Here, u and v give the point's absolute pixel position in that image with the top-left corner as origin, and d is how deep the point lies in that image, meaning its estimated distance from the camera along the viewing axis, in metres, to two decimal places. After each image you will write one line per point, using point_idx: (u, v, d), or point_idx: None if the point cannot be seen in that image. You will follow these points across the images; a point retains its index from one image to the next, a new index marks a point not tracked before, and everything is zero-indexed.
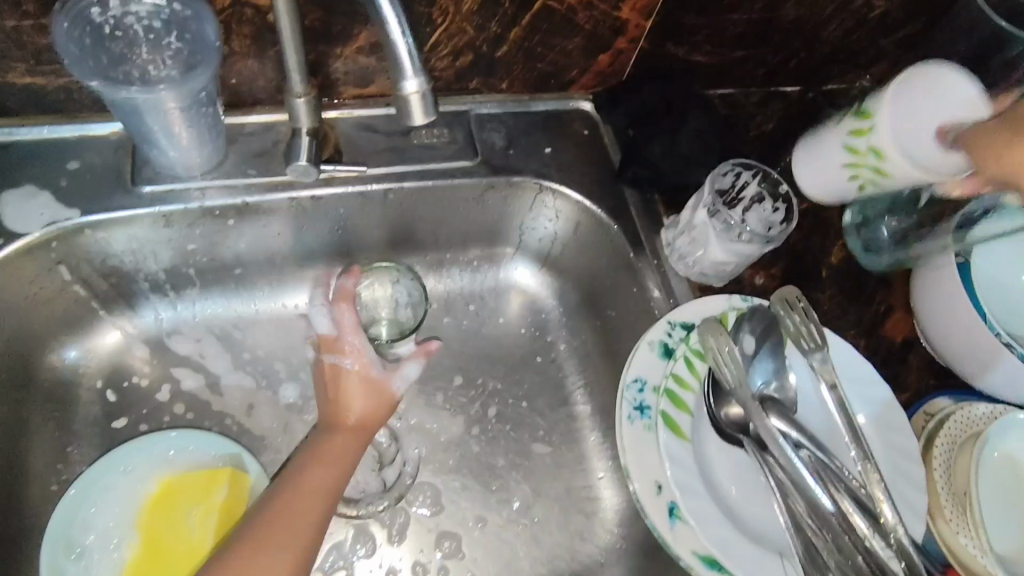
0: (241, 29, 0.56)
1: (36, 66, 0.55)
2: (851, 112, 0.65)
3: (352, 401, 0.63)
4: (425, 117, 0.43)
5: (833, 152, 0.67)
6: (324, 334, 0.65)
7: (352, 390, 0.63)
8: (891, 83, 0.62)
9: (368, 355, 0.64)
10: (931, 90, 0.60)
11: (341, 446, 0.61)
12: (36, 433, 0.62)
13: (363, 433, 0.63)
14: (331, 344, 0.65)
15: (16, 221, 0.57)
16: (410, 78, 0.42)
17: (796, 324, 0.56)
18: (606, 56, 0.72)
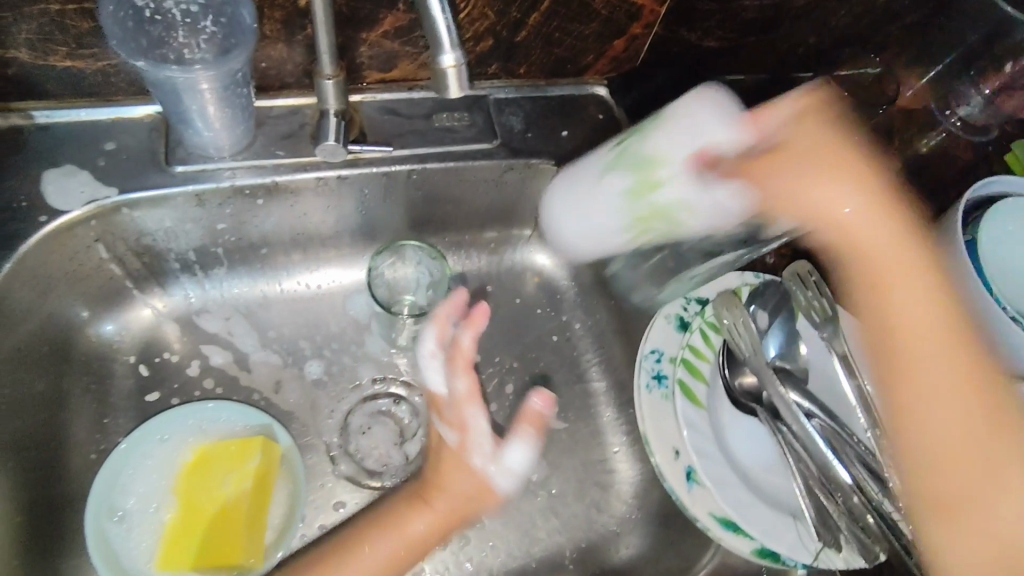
0: (273, 13, 0.58)
1: (76, 50, 0.57)
2: (623, 163, 0.55)
3: (450, 479, 0.61)
4: (461, 90, 0.44)
5: (604, 207, 0.57)
6: (435, 396, 0.63)
7: (453, 471, 0.61)
8: (655, 125, 0.54)
9: (477, 433, 0.61)
10: (694, 125, 0.53)
11: (416, 525, 0.61)
12: (75, 405, 0.64)
13: (457, 516, 0.62)
14: (440, 408, 0.62)
15: (58, 199, 0.59)
16: (448, 52, 0.43)
17: (808, 298, 0.59)
18: (621, 41, 0.74)
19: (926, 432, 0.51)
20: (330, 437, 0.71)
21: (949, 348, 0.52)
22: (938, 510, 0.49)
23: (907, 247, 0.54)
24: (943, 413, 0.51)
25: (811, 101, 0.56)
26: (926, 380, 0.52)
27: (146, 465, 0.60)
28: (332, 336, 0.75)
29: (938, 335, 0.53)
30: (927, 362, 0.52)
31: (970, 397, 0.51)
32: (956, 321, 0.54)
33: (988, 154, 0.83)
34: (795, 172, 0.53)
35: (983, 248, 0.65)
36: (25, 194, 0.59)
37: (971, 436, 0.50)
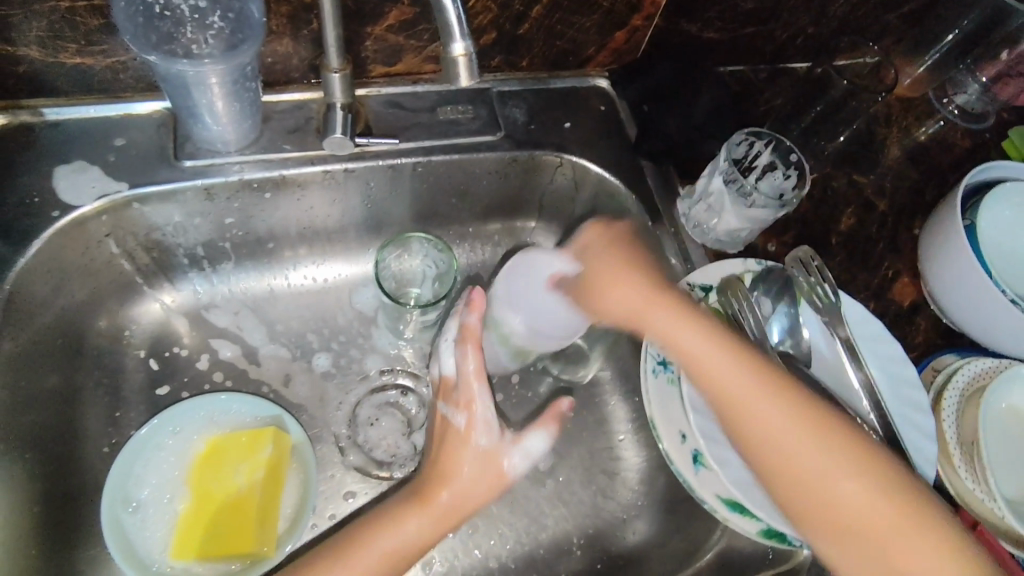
0: (279, 8, 0.59)
1: (86, 47, 0.58)
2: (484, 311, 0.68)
3: (456, 467, 0.60)
4: (471, 79, 0.43)
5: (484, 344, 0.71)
6: (445, 380, 0.64)
7: (457, 460, 0.60)
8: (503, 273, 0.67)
9: (485, 416, 0.61)
10: (527, 278, 0.66)
11: (420, 522, 0.59)
12: (88, 399, 0.65)
13: (454, 510, 0.60)
14: (449, 392, 0.63)
15: (69, 194, 0.60)
16: (458, 40, 0.43)
17: (809, 282, 0.60)
18: (622, 33, 0.76)
19: (809, 492, 0.50)
20: (339, 428, 0.72)
21: (766, 397, 0.53)
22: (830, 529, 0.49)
23: (695, 325, 0.57)
24: (796, 453, 0.51)
25: (602, 230, 0.67)
26: (782, 433, 0.52)
27: (161, 455, 0.61)
28: (340, 329, 0.76)
29: (778, 388, 0.54)
30: (774, 418, 0.52)
31: (833, 438, 0.51)
32: (780, 378, 0.54)
33: (986, 140, 0.85)
34: (616, 277, 0.63)
35: (982, 234, 0.66)
36: (37, 191, 0.60)
37: (842, 473, 0.50)
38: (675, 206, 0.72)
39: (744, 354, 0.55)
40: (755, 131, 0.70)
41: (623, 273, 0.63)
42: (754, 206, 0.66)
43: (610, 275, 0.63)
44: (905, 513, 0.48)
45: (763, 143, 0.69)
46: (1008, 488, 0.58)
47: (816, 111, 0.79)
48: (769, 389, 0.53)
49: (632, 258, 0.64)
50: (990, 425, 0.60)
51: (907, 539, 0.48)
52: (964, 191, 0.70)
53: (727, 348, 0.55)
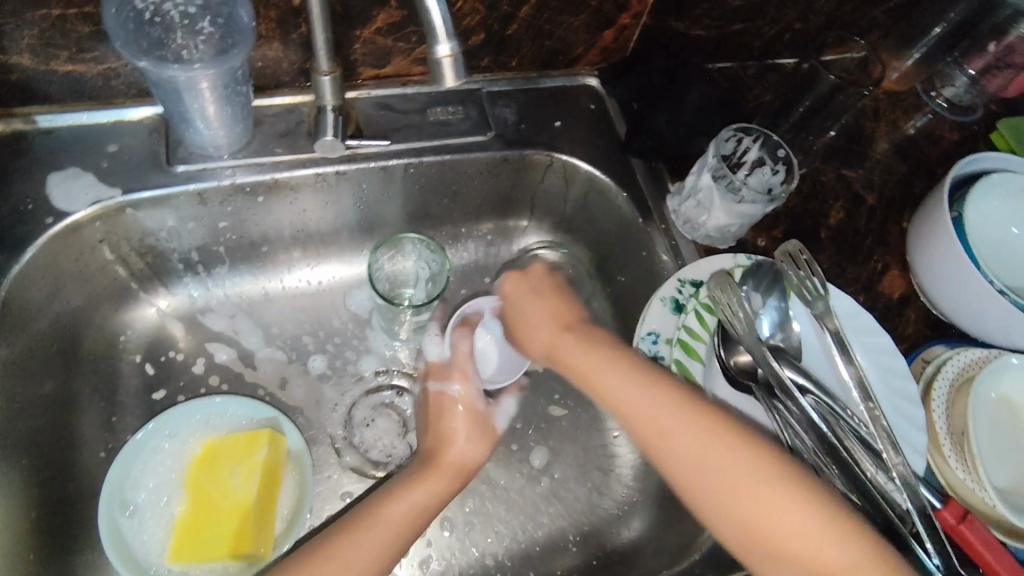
0: (268, 13, 0.59)
1: (77, 54, 0.58)
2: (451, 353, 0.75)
3: (454, 429, 0.66)
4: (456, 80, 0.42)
5: None
6: (434, 362, 0.71)
7: (456, 424, 0.66)
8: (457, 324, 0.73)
9: (474, 387, 0.69)
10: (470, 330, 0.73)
11: (440, 480, 0.62)
12: (84, 405, 0.65)
13: (461, 470, 0.64)
14: (441, 371, 0.69)
15: (62, 201, 0.61)
16: (443, 42, 0.42)
17: (799, 276, 0.60)
18: (611, 32, 0.76)
19: (711, 503, 0.49)
20: (336, 429, 0.72)
21: (670, 411, 0.53)
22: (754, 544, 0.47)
23: (607, 354, 0.59)
24: (702, 463, 0.50)
25: (521, 278, 0.70)
26: (685, 445, 0.51)
27: (160, 458, 0.62)
28: (335, 332, 0.76)
29: (681, 402, 0.53)
30: (680, 430, 0.51)
31: (737, 444, 0.50)
32: (686, 392, 0.54)
33: (975, 133, 0.86)
34: (540, 320, 0.67)
35: (970, 225, 0.67)
36: (30, 198, 0.60)
37: (744, 480, 0.48)
38: (665, 202, 0.73)
39: (651, 375, 0.56)
40: (744, 127, 0.69)
41: (542, 317, 0.67)
42: (743, 201, 0.66)
43: (529, 318, 0.68)
44: (808, 515, 0.46)
45: (752, 138, 0.69)
46: (998, 477, 0.59)
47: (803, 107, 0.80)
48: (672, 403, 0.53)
49: (558, 302, 0.68)
50: (980, 414, 0.61)
51: (821, 545, 0.45)
52: (952, 183, 0.71)
53: (638, 373, 0.56)
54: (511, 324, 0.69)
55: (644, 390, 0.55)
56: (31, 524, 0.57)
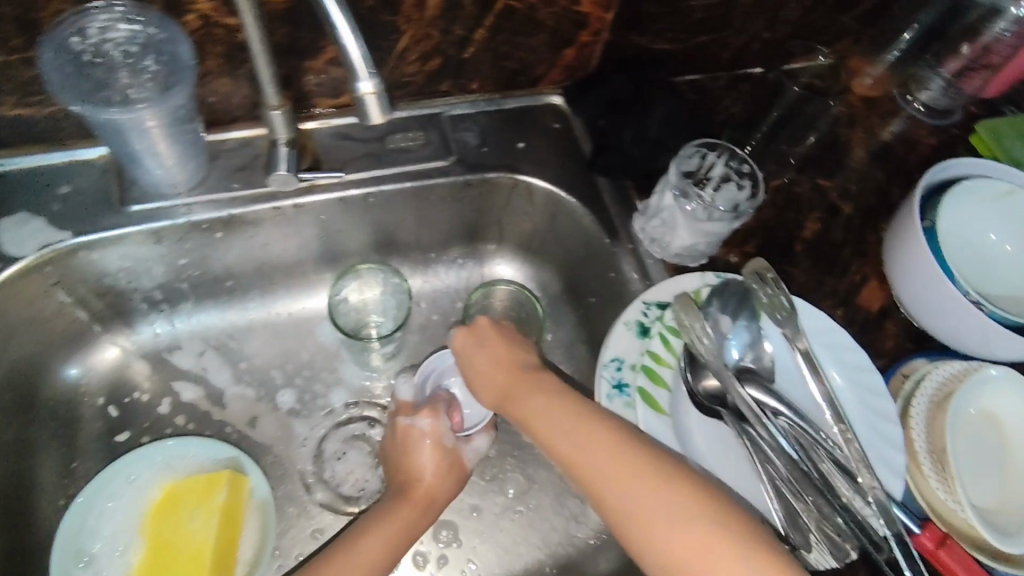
0: (214, 48, 0.59)
1: (24, 98, 0.58)
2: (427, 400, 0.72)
3: (421, 467, 0.64)
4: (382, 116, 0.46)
5: None
6: (403, 401, 0.68)
7: (425, 457, 0.64)
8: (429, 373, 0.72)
9: (443, 424, 0.66)
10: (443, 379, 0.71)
11: (411, 512, 0.61)
12: (43, 451, 0.64)
13: (430, 503, 0.63)
14: (410, 408, 0.67)
15: (12, 246, 0.60)
16: (365, 80, 0.45)
17: (769, 296, 0.58)
18: (571, 50, 0.74)
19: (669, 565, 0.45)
20: (304, 465, 0.71)
21: (616, 470, 0.49)
22: None
23: (555, 404, 0.56)
24: (651, 530, 0.46)
25: (468, 330, 0.66)
26: (633, 508, 0.48)
27: (117, 504, 0.61)
28: (303, 365, 0.75)
29: (628, 460, 0.50)
30: (623, 489, 0.49)
31: (684, 500, 0.47)
32: (633, 447, 0.50)
33: (953, 136, 0.82)
34: (488, 371, 0.63)
35: (942, 235, 0.65)
36: None
37: (695, 542, 0.45)
38: (631, 224, 0.71)
39: (595, 426, 0.52)
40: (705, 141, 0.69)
41: (493, 367, 0.63)
42: (708, 218, 0.65)
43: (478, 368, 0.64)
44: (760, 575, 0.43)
45: (714, 153, 0.69)
46: (978, 497, 0.56)
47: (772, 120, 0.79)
48: (618, 463, 0.50)
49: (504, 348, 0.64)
50: (958, 432, 0.58)
51: None
52: (924, 191, 0.69)
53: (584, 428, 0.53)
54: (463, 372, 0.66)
55: (591, 450, 0.51)
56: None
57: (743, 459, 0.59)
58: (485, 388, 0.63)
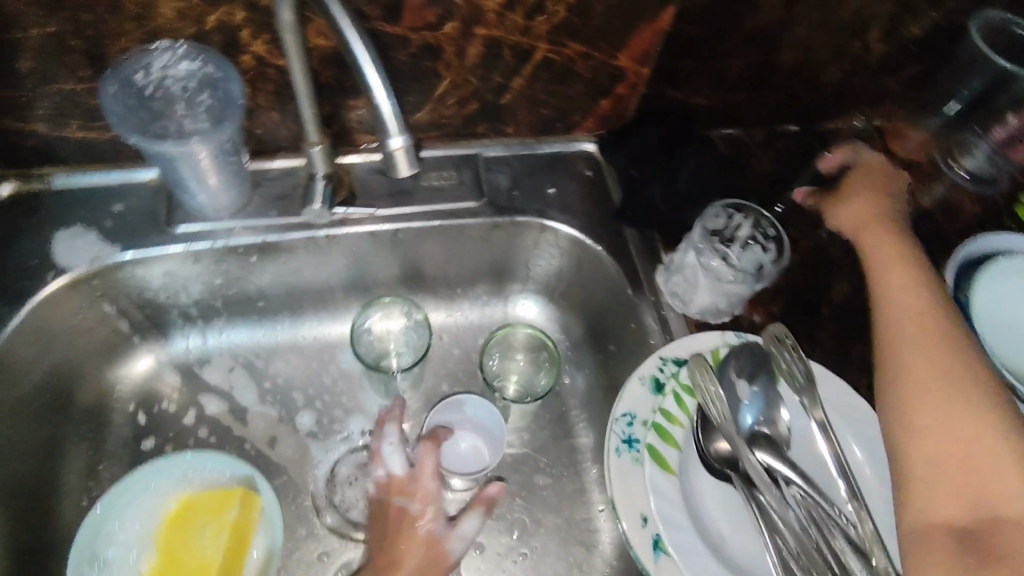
0: (264, 85, 0.63)
1: (89, 122, 0.63)
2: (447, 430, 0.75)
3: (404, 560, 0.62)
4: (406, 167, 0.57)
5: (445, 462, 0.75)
6: (393, 476, 0.67)
7: (411, 547, 0.63)
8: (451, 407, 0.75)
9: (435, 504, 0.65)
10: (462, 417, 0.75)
11: None
12: (73, 451, 0.67)
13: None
14: (401, 487, 0.66)
15: (65, 257, 0.64)
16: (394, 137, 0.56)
17: (788, 361, 0.56)
18: (607, 101, 0.76)
19: (917, 435, 0.49)
20: (316, 489, 0.72)
21: (922, 318, 0.56)
22: (924, 488, 0.47)
23: (906, 283, 0.60)
24: (904, 332, 0.55)
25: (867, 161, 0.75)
26: (911, 335, 0.54)
27: (133, 509, 0.63)
28: (325, 388, 0.77)
29: (926, 319, 0.56)
30: (925, 366, 0.52)
31: (974, 409, 0.48)
32: (953, 352, 0.52)
33: (996, 205, 0.80)
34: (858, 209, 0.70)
35: (977, 310, 0.64)
36: (36, 253, 0.64)
37: (966, 437, 0.47)
38: (654, 277, 0.72)
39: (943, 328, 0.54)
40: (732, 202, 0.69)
41: (865, 194, 0.71)
42: (732, 280, 0.67)
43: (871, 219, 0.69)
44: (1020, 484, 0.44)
45: (741, 214, 0.69)
46: None
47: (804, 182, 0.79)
48: (926, 308, 0.57)
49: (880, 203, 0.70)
50: None
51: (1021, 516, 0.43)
52: (961, 263, 0.67)
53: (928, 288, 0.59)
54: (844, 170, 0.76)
55: (919, 305, 0.57)
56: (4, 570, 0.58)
57: (751, 528, 0.57)
58: (857, 190, 0.71)
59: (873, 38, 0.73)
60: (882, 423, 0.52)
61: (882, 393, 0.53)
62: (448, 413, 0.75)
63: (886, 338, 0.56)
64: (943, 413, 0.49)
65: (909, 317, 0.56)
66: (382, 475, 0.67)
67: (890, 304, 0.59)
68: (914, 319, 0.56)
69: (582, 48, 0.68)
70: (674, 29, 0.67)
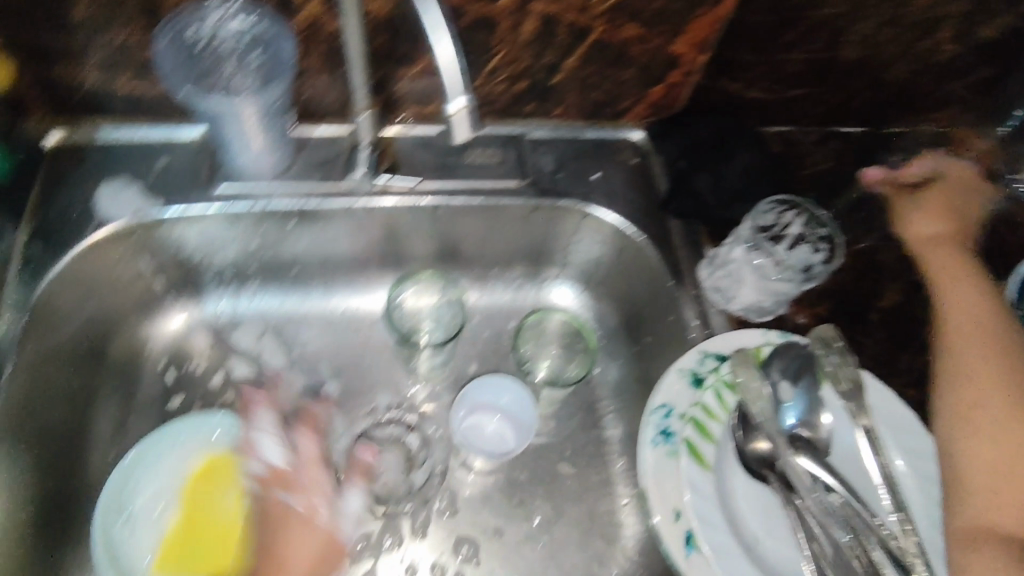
0: (315, 48, 0.61)
1: (139, 75, 0.62)
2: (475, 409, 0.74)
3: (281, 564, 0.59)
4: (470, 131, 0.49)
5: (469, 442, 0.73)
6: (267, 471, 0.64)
7: (291, 543, 0.60)
8: (481, 387, 0.74)
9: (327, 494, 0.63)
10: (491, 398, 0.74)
11: None
12: (102, 404, 0.67)
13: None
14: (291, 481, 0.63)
15: (109, 208, 0.64)
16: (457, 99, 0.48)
17: (835, 366, 0.54)
18: (659, 88, 0.74)
19: (979, 431, 0.51)
20: (340, 460, 0.72)
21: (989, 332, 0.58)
22: (972, 481, 0.49)
23: (975, 293, 0.62)
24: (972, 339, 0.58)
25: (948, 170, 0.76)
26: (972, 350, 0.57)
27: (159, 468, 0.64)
28: (353, 361, 0.76)
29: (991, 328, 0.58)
30: (990, 371, 0.54)
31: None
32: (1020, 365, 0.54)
33: None
34: (930, 217, 0.71)
35: None
36: (79, 205, 0.64)
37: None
38: (697, 271, 0.70)
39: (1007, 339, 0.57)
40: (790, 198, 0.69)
41: (941, 204, 0.72)
42: (779, 277, 0.67)
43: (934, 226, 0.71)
44: None
45: (794, 211, 0.69)
46: None
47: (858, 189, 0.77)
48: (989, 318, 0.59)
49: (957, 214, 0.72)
50: None
51: None
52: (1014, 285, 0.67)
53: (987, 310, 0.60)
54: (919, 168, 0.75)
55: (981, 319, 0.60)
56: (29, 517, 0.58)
57: (785, 531, 0.55)
58: (930, 198, 0.73)
59: (944, 38, 0.70)
60: (942, 429, 0.54)
61: (942, 397, 0.55)
62: (478, 393, 0.74)
63: (952, 341, 0.59)
64: (1004, 415, 0.51)
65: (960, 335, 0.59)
66: (261, 471, 0.64)
67: (956, 310, 0.61)
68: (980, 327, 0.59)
69: (640, 31, 0.66)
70: (736, 17, 0.65)
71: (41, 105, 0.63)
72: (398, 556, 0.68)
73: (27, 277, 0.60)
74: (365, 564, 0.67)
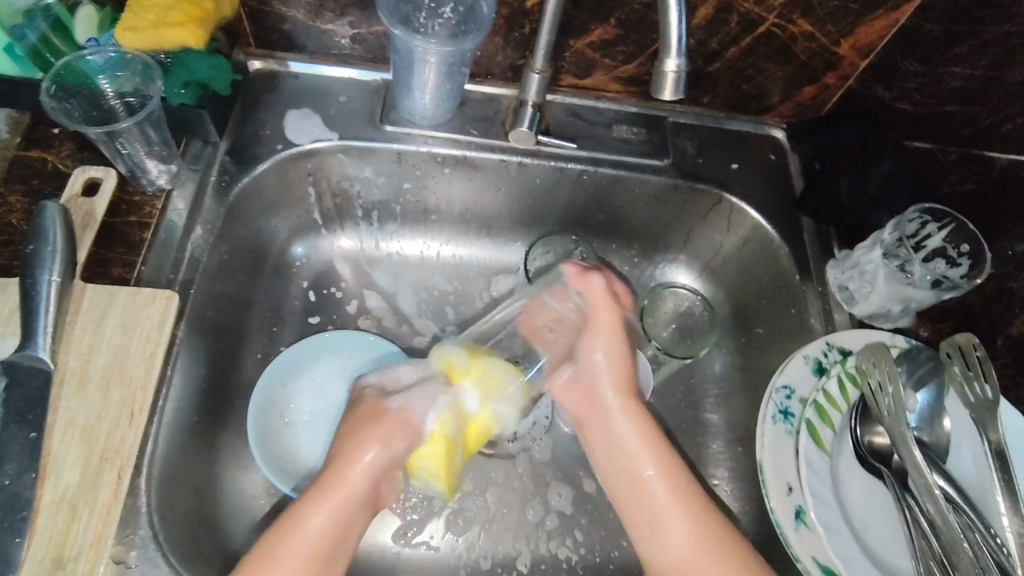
0: (500, 10, 0.66)
1: (339, 17, 0.68)
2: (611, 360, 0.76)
3: (305, 521, 0.54)
4: (676, 94, 0.49)
5: None
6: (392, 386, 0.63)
7: (364, 451, 0.57)
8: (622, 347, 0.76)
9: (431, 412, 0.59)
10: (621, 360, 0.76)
11: (311, 514, 0.54)
12: (257, 311, 0.72)
13: (332, 554, 0.54)
14: (379, 415, 0.60)
15: (294, 133, 0.70)
16: (673, 58, 0.48)
17: (964, 371, 0.57)
18: (812, 88, 0.76)
19: (635, 506, 0.58)
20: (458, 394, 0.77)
21: (618, 398, 0.62)
22: (621, 511, 0.59)
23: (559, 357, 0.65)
24: (619, 440, 0.61)
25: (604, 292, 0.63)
26: (583, 404, 0.64)
27: (298, 404, 0.69)
28: (474, 309, 0.80)
29: (599, 388, 0.63)
30: (639, 445, 0.60)
31: (666, 486, 0.58)
32: (640, 420, 0.61)
33: None
34: (606, 334, 0.63)
35: None
36: (268, 127, 0.70)
37: (658, 510, 0.57)
38: (825, 269, 0.72)
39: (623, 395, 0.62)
40: (910, 217, 0.67)
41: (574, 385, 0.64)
42: (913, 283, 0.66)
43: (600, 333, 0.63)
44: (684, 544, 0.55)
45: (940, 223, 0.66)
46: None
47: (988, 259, 0.64)
48: (622, 402, 0.62)
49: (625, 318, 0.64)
50: None
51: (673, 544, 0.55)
52: None
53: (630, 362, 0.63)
54: (604, 347, 0.63)
55: (634, 410, 0.61)
56: (210, 400, 0.64)
57: (896, 529, 0.57)
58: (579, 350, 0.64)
59: None
60: (602, 450, 0.62)
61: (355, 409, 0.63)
62: None
63: (596, 397, 0.63)
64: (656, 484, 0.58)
65: (581, 410, 0.64)
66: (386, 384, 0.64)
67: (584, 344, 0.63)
68: (601, 370, 0.63)
69: (809, 28, 0.68)
70: (911, 23, 0.65)
71: (250, 34, 0.71)
72: (497, 492, 0.73)
73: (222, 185, 0.66)
74: (467, 496, 0.72)
